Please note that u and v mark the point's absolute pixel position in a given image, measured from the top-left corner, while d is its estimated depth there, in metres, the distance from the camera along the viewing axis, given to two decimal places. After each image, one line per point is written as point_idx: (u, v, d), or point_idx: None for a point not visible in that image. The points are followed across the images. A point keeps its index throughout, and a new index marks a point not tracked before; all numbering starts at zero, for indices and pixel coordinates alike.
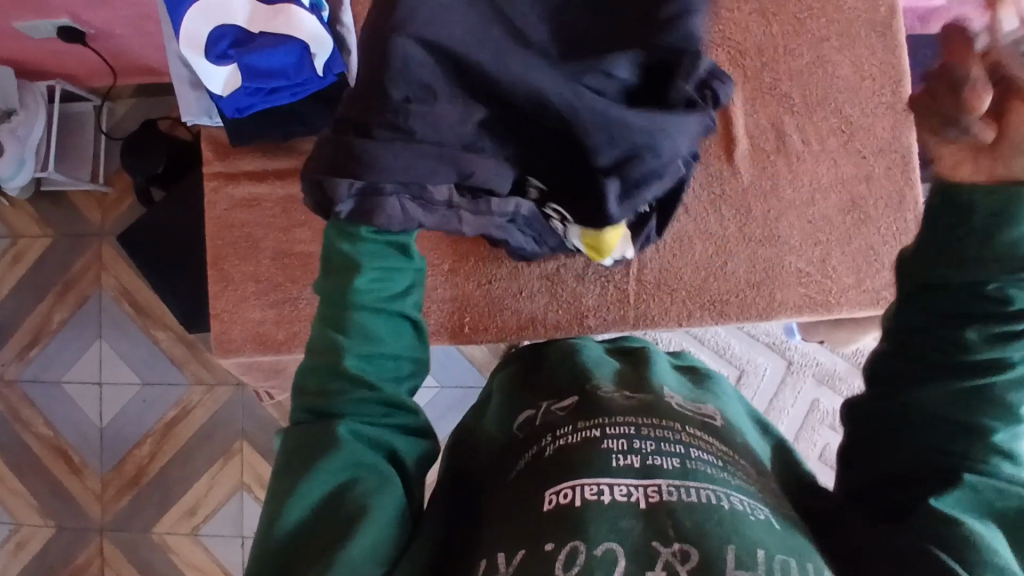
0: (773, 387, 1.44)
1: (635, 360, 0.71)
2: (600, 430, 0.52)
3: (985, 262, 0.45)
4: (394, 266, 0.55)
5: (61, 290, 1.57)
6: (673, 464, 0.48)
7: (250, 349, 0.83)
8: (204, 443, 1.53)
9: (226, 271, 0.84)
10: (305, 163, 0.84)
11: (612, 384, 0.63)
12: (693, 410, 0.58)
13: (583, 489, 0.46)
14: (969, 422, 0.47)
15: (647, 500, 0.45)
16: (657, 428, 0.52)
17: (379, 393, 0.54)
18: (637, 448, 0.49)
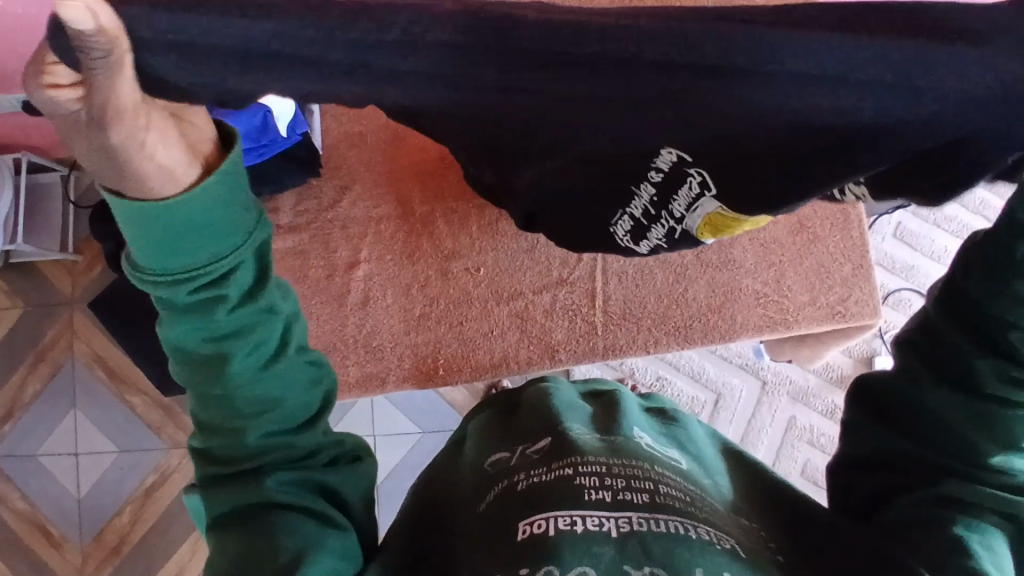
0: (750, 409, 1.46)
1: (606, 403, 0.72)
2: (573, 468, 0.54)
3: (1010, 269, 0.51)
4: (264, 327, 0.51)
5: (33, 361, 1.55)
6: (643, 499, 0.50)
7: None
8: (187, 507, 1.50)
9: None
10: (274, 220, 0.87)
11: (586, 427, 0.65)
12: (661, 451, 0.61)
13: (558, 521, 0.48)
14: (970, 431, 0.53)
15: (618, 530, 0.47)
16: (628, 467, 0.54)
17: (285, 441, 0.53)
18: (608, 484, 0.51)
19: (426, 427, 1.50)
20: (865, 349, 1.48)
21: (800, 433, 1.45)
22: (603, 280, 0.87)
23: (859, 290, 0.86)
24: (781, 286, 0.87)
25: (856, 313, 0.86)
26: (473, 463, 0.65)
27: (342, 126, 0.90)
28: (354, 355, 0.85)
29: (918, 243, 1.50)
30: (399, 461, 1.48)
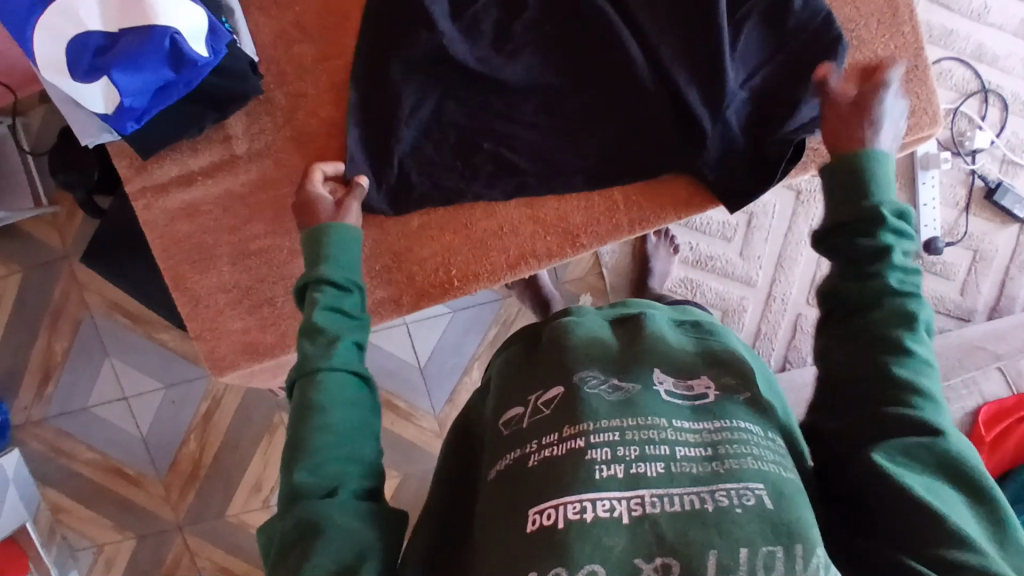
0: (785, 224, 1.38)
1: (628, 330, 0.76)
2: (584, 438, 0.58)
3: (862, 212, 0.63)
4: (349, 341, 0.64)
5: (52, 321, 1.53)
6: (657, 471, 0.55)
7: (244, 361, 0.79)
8: (246, 425, 1.55)
9: (191, 290, 0.78)
10: (231, 151, 0.75)
11: (603, 363, 0.69)
12: (686, 391, 0.64)
13: (572, 508, 0.53)
14: (878, 365, 0.58)
15: (630, 514, 0.52)
16: (642, 429, 0.59)
17: (347, 466, 0.59)
18: (621, 457, 0.56)
19: (456, 306, 1.46)
20: None
21: None
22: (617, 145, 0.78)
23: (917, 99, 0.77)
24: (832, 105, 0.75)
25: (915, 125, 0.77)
26: (494, 420, 0.71)
27: (279, 22, 0.78)
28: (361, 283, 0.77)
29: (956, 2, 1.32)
30: (436, 345, 1.46)
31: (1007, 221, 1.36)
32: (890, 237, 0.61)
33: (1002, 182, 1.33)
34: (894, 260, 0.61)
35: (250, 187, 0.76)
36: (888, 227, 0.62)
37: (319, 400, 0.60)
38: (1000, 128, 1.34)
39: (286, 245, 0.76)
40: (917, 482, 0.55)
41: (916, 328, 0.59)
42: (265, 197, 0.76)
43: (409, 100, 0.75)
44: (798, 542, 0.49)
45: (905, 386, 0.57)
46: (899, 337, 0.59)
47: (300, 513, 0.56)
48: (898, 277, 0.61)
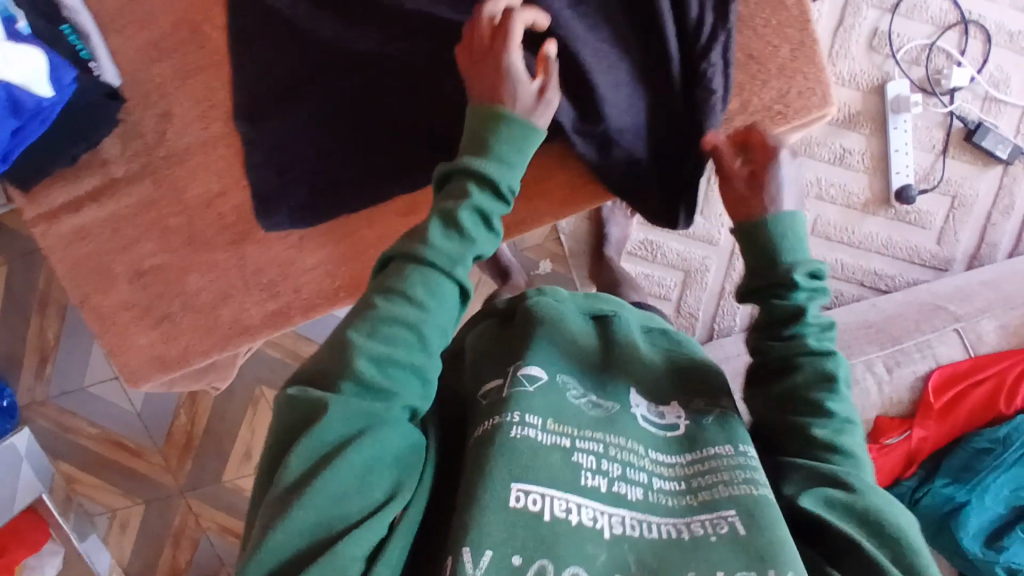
0: None
1: (604, 326, 0.68)
2: (571, 439, 0.53)
3: (773, 273, 0.56)
4: (462, 252, 0.50)
5: (39, 308, 1.59)
6: (636, 495, 0.51)
7: (155, 373, 0.82)
8: (231, 396, 1.61)
9: (96, 309, 0.80)
10: (110, 175, 0.75)
11: (581, 364, 0.63)
12: (656, 417, 0.60)
13: (553, 503, 0.48)
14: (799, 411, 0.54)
15: (610, 530, 0.48)
16: (620, 449, 0.55)
17: (397, 399, 0.47)
18: (603, 471, 0.52)
19: None
20: (875, 75, 1.24)
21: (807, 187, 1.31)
22: None
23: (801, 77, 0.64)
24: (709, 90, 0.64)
25: (801, 107, 0.64)
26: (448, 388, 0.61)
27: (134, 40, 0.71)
28: (252, 297, 0.76)
29: None
30: None
31: (989, 163, 1.27)
32: (804, 293, 0.55)
33: (983, 122, 1.24)
34: (805, 319, 0.55)
35: (133, 209, 0.75)
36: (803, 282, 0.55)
37: (384, 310, 0.47)
38: (982, 64, 1.24)
39: (175, 263, 0.77)
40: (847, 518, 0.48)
41: (831, 383, 0.54)
42: (148, 218, 0.75)
43: None
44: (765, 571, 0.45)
45: (821, 444, 0.52)
46: (819, 395, 0.53)
47: (361, 410, 0.45)
48: (808, 330, 0.55)
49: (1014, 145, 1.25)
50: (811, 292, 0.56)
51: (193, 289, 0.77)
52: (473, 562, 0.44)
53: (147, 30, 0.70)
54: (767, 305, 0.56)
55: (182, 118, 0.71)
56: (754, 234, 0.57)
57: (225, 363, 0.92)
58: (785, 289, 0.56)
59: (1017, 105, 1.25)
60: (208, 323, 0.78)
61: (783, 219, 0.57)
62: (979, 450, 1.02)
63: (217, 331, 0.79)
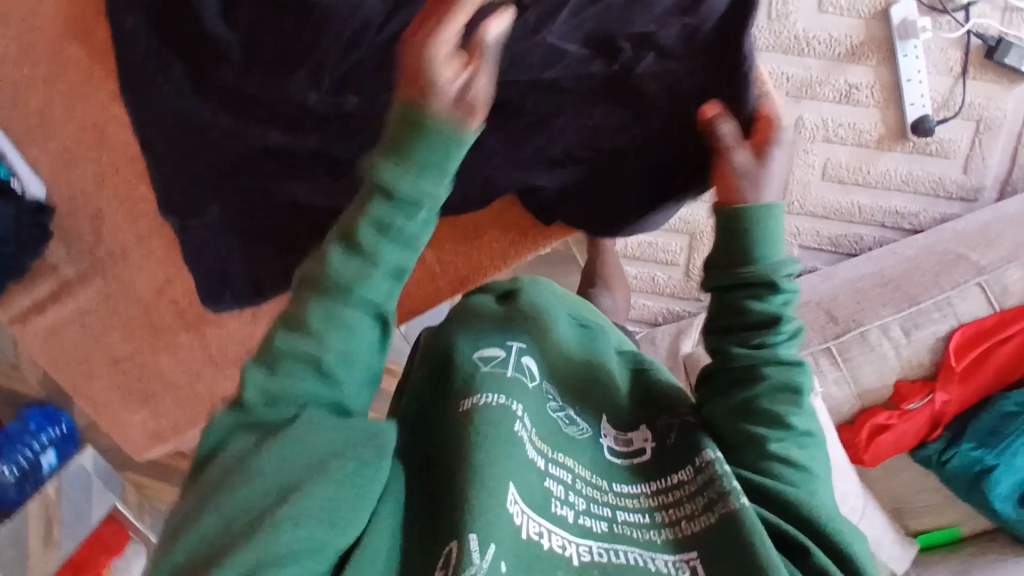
0: None
1: (587, 342, 0.65)
2: (542, 458, 0.48)
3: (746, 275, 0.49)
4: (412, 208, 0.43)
5: None
6: (603, 527, 0.45)
7: (155, 442, 0.86)
8: None
9: (85, 395, 0.83)
10: (64, 278, 0.75)
11: (571, 363, 0.61)
12: (624, 447, 0.55)
13: (524, 522, 0.43)
14: (743, 435, 0.50)
15: (579, 558, 0.42)
16: (588, 482, 0.49)
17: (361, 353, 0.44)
18: (571, 501, 0.47)
19: None
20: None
21: (813, 134, 1.20)
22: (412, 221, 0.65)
23: None
24: None
25: None
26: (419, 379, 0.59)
27: (47, 149, 0.68)
28: (224, 370, 0.79)
29: None
30: None
31: (1014, 80, 1.16)
32: (776, 301, 0.49)
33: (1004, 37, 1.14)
34: (777, 324, 0.50)
35: (94, 304, 0.76)
36: (778, 289, 0.49)
37: (344, 271, 0.42)
38: None
39: (146, 348, 0.79)
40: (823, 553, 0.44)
41: (792, 393, 0.50)
42: (110, 311, 0.77)
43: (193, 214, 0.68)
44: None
45: (778, 457, 0.48)
46: (778, 407, 0.49)
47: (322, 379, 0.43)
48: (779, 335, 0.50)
49: None
50: (783, 297, 0.50)
51: (167, 368, 0.80)
52: (479, 550, 0.39)
53: (53, 138, 0.67)
54: (740, 300, 0.50)
55: (112, 218, 0.71)
56: (733, 222, 0.49)
57: None
58: (768, 288, 0.49)
59: None
60: (190, 395, 0.82)
61: (767, 211, 0.49)
62: (1006, 413, 0.98)
63: (201, 402, 0.82)
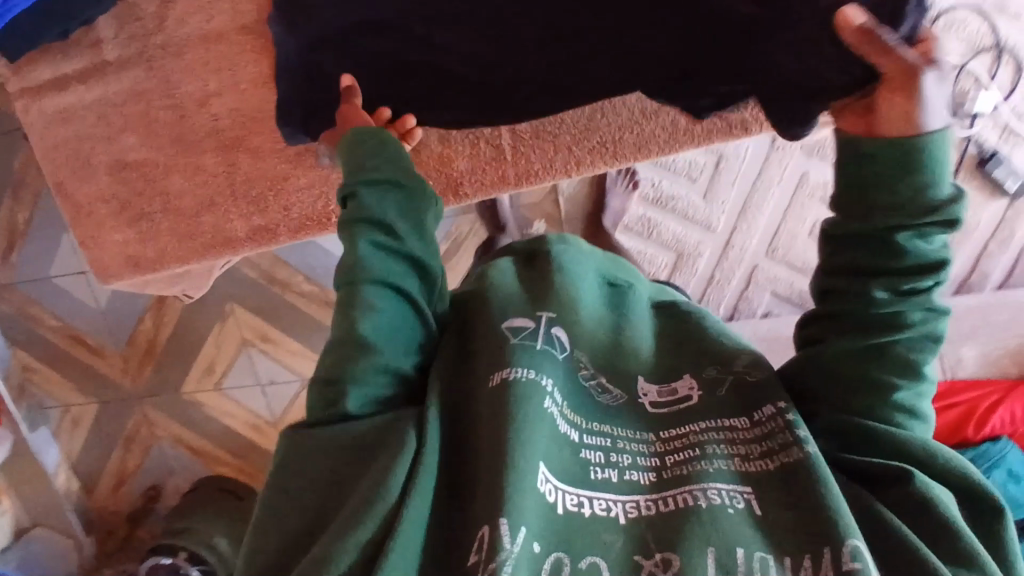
0: (755, 169, 1.29)
1: (617, 309, 0.70)
2: (577, 434, 0.53)
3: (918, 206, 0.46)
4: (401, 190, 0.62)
5: (12, 191, 1.49)
6: (650, 479, 0.50)
7: (127, 272, 0.79)
8: (198, 311, 1.58)
9: (70, 196, 0.75)
10: (101, 57, 0.69)
11: (598, 327, 0.65)
12: (669, 397, 0.59)
13: (557, 497, 0.47)
14: (870, 384, 0.50)
15: (626, 515, 0.47)
16: (630, 439, 0.54)
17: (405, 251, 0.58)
18: (614, 462, 0.51)
19: None
20: None
21: (812, 190, 1.30)
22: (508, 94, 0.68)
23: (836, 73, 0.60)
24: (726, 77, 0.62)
25: None
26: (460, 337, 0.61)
27: None
28: (237, 208, 0.74)
29: None
30: None
31: (996, 194, 1.22)
32: (938, 242, 0.48)
33: (999, 151, 1.19)
34: (940, 269, 0.48)
35: (121, 96, 0.70)
36: (947, 226, 0.48)
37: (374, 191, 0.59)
38: (1008, 92, 1.16)
39: (162, 161, 0.73)
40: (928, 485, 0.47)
41: (929, 342, 0.50)
42: (138, 109, 0.71)
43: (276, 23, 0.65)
44: (790, 556, 0.44)
45: (896, 404, 0.50)
46: (913, 355, 0.49)
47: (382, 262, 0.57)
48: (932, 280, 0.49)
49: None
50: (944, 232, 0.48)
51: (177, 191, 0.74)
52: (511, 537, 0.43)
53: None
54: (901, 240, 0.47)
55: (184, 6, 0.67)
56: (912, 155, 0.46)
57: (198, 272, 0.89)
58: (937, 226, 0.47)
59: None
60: (188, 227, 0.76)
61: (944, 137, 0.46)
62: None
63: (198, 239, 0.76)
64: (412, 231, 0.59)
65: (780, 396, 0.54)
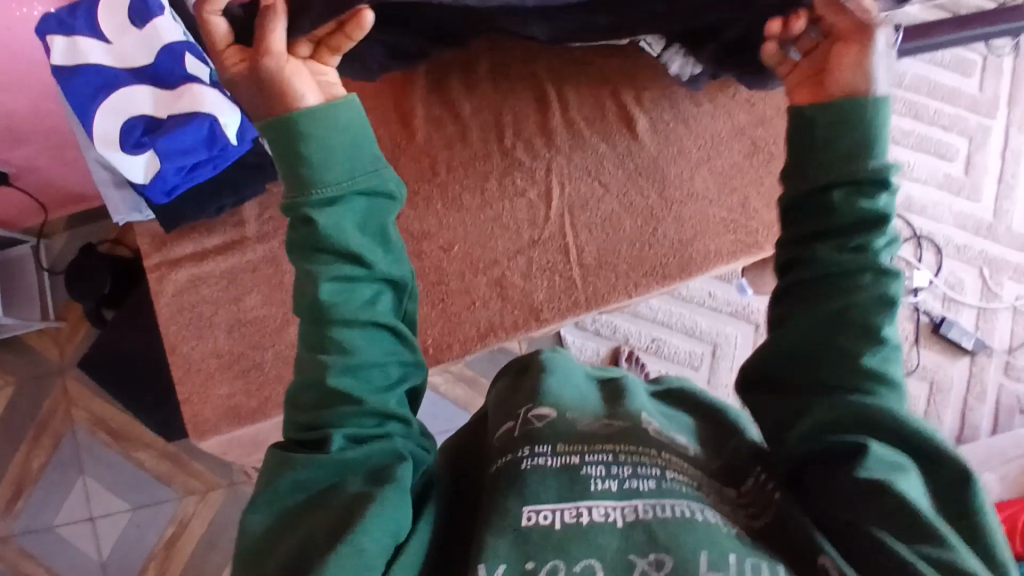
0: (747, 354, 1.40)
1: (612, 391, 0.69)
2: (580, 455, 0.52)
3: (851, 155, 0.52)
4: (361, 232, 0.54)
5: (34, 434, 1.47)
6: (650, 486, 0.49)
7: (226, 424, 0.83)
8: (211, 550, 1.41)
9: (186, 354, 0.84)
10: (241, 234, 0.85)
11: (584, 402, 0.63)
12: (668, 436, 0.58)
13: (554, 516, 0.47)
14: (838, 351, 0.50)
15: (624, 519, 0.46)
16: (635, 453, 0.53)
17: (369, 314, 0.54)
18: (615, 473, 0.50)
19: (437, 429, 1.38)
20: None
21: None
22: (574, 234, 0.84)
23: None
24: (746, 210, 0.83)
25: None
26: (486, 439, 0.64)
27: None
28: None
29: None
30: None
31: (958, 353, 1.40)
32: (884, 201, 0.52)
33: (946, 316, 1.41)
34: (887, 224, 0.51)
35: (255, 263, 0.85)
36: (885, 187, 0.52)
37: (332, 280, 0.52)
38: (937, 269, 1.43)
39: (278, 315, 0.84)
40: (878, 466, 0.46)
41: (888, 306, 0.50)
42: (266, 273, 0.84)
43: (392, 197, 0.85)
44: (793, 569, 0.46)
45: (870, 372, 0.49)
46: (872, 320, 0.50)
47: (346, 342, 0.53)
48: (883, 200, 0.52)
49: (975, 338, 1.40)
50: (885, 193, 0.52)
51: (290, 340, 0.84)
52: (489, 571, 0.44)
53: None
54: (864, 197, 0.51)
55: None
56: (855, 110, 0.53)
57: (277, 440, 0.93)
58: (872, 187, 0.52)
59: (973, 304, 1.42)
60: None
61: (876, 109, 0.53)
62: None
63: None
64: (374, 244, 0.55)
65: (755, 468, 0.56)
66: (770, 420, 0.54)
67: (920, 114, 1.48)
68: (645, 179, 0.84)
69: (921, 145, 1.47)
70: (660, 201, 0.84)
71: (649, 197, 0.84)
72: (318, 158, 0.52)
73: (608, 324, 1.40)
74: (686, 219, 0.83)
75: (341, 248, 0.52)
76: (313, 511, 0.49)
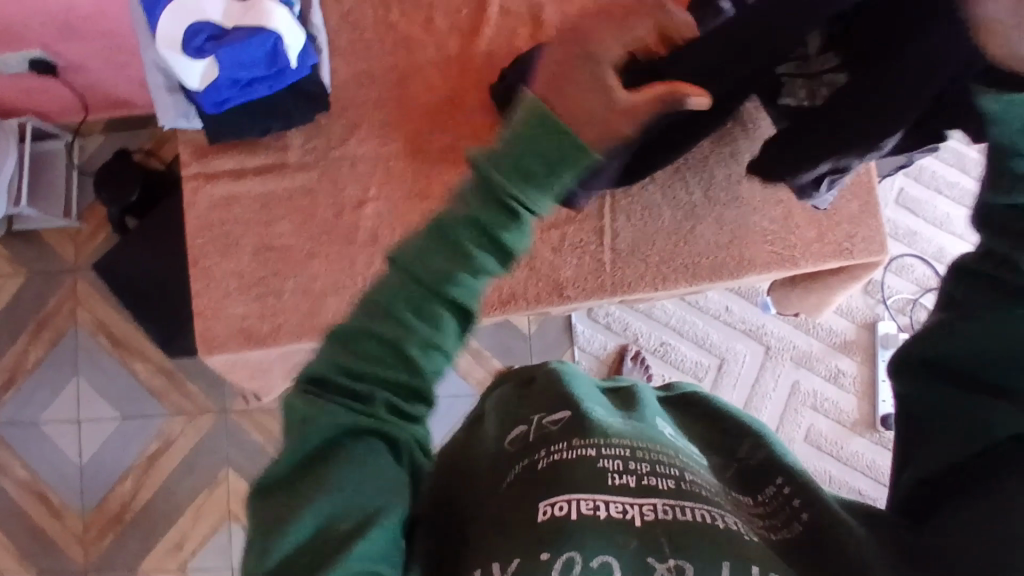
0: (753, 375, 1.39)
1: (623, 398, 0.65)
2: (595, 448, 0.47)
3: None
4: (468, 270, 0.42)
5: (37, 329, 1.48)
6: (669, 485, 0.43)
7: (235, 344, 0.83)
8: (190, 472, 1.42)
9: (207, 268, 0.84)
10: (282, 159, 0.86)
11: (602, 408, 0.58)
12: (685, 443, 0.54)
13: (573, 504, 0.41)
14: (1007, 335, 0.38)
15: (642, 518, 0.41)
16: (651, 450, 0.48)
17: (417, 342, 0.43)
18: (632, 468, 0.45)
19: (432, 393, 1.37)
20: (868, 313, 1.41)
21: (804, 398, 1.38)
22: (611, 216, 0.83)
23: (866, 227, 0.82)
24: (787, 223, 0.83)
25: (863, 249, 0.82)
26: (493, 436, 0.58)
27: (351, 66, 0.88)
28: (363, 293, 0.83)
29: (921, 209, 1.45)
30: None
31: None
32: None
33: None
34: None
35: (291, 191, 0.85)
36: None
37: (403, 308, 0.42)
38: None
39: (306, 246, 0.84)
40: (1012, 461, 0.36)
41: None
42: (303, 203, 0.85)
43: (435, 151, 0.85)
44: None
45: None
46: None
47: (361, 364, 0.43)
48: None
49: None
50: None
51: (313, 273, 0.83)
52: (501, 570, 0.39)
53: (363, 62, 0.88)
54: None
55: (365, 132, 0.86)
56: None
57: (282, 370, 0.93)
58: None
59: None
60: (313, 307, 0.83)
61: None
62: None
63: (316, 318, 0.83)
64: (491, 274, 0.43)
65: (781, 474, 0.49)
66: (909, 410, 0.43)
67: (967, 166, 1.47)
68: (689, 175, 0.83)
69: (963, 199, 1.45)
70: (703, 203, 0.83)
71: (693, 194, 0.83)
72: (558, 151, 0.39)
73: (620, 320, 1.40)
74: (724, 224, 0.83)
75: (501, 232, 0.41)
76: (320, 476, 0.42)
